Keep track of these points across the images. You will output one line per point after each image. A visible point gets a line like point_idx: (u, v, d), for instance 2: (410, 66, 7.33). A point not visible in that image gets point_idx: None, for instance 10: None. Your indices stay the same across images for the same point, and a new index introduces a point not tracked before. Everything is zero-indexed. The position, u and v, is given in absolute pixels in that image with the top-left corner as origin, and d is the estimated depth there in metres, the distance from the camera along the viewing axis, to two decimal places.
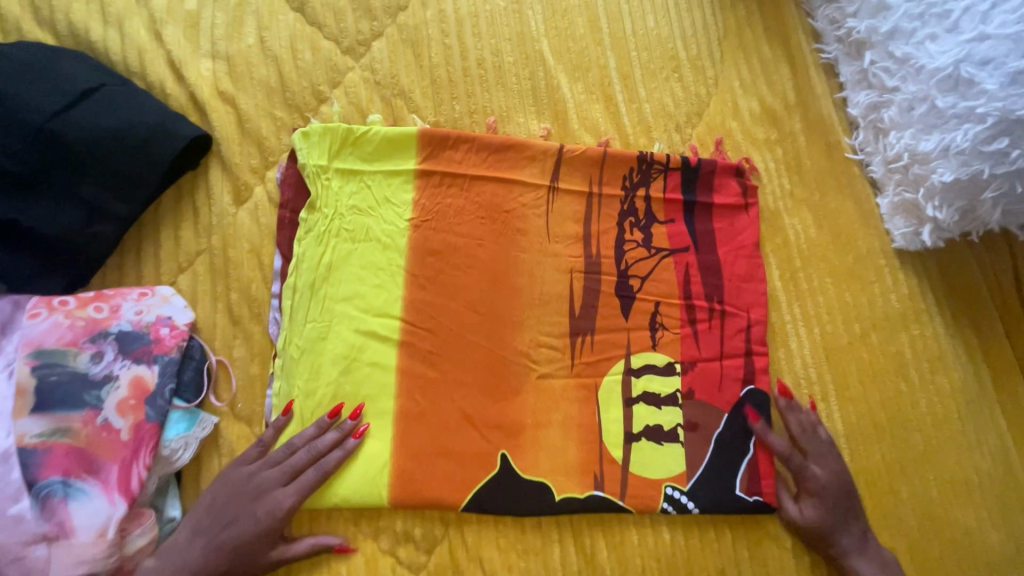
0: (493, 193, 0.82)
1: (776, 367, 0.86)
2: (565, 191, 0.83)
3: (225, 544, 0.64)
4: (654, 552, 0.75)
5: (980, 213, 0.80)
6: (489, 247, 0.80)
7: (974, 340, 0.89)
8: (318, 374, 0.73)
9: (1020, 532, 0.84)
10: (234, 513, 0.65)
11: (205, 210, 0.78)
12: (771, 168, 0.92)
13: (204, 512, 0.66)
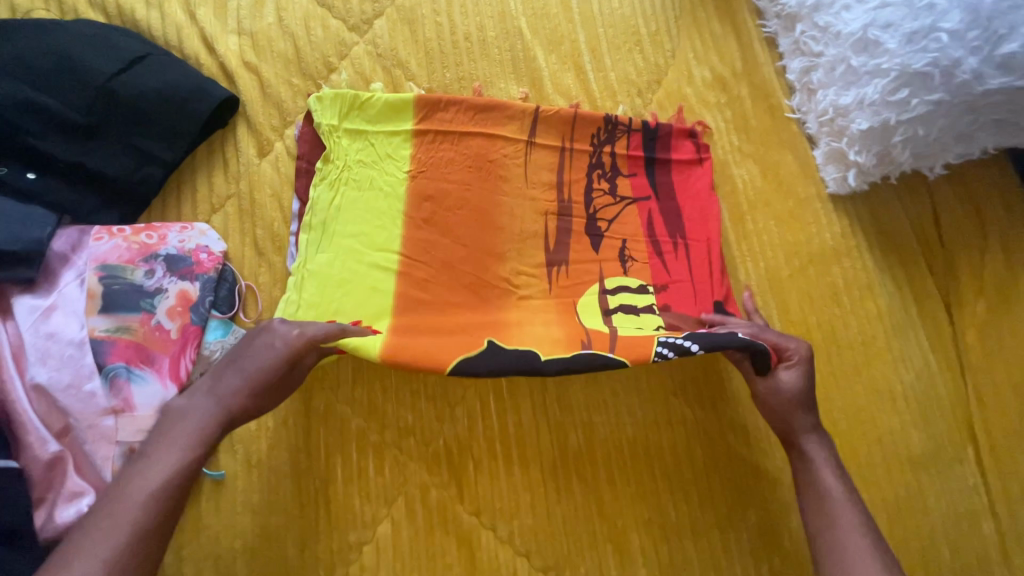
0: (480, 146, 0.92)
1: None
2: (541, 146, 0.94)
3: (242, 378, 0.69)
4: (619, 445, 0.89)
5: (894, 156, 0.94)
6: (475, 189, 0.90)
7: (900, 272, 1.02)
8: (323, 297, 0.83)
9: (937, 433, 0.97)
10: (249, 359, 0.70)
11: (234, 161, 0.93)
12: (721, 126, 1.06)
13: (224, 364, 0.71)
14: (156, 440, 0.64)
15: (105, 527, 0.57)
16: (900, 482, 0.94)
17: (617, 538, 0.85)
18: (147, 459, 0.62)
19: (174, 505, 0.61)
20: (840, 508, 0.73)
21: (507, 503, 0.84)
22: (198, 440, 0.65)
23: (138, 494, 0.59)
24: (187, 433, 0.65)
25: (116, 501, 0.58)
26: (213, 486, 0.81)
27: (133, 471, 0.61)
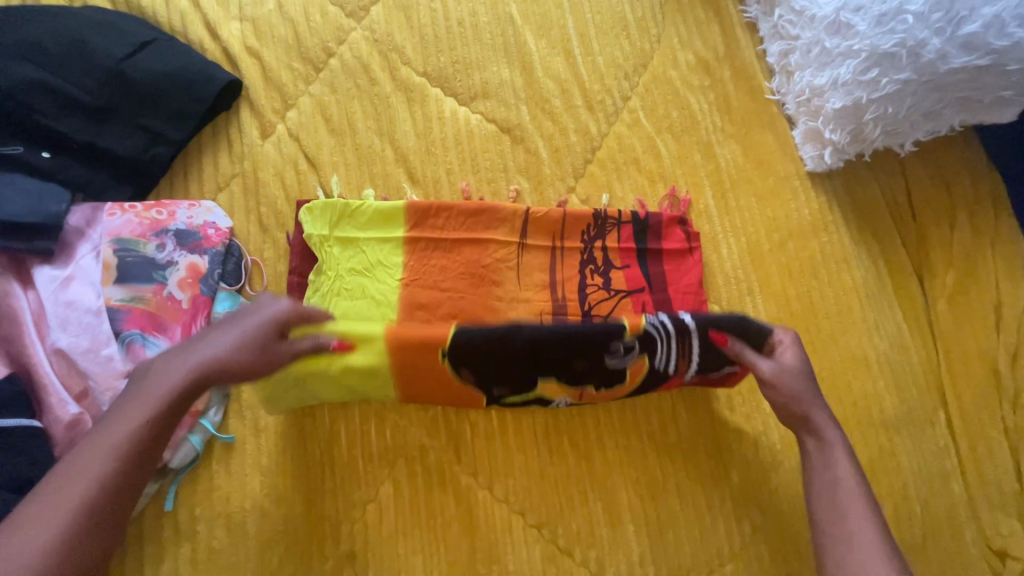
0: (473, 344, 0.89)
1: (709, 268, 1.05)
2: (532, 246, 0.95)
3: (228, 344, 0.67)
4: (607, 409, 0.94)
5: (867, 133, 0.99)
6: (470, 298, 0.90)
7: (874, 246, 1.07)
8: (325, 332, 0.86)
9: (909, 397, 1.02)
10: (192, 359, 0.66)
11: (238, 142, 0.97)
12: (705, 108, 1.11)
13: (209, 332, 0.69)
14: (90, 439, 0.59)
15: (33, 545, 0.54)
16: (874, 444, 1.00)
17: (606, 496, 0.90)
18: (76, 469, 0.58)
19: (108, 515, 0.58)
20: (851, 508, 0.70)
21: (502, 464, 0.89)
22: (135, 445, 0.60)
23: (64, 511, 0.56)
24: (121, 437, 0.60)
25: (45, 511, 0.56)
26: (224, 449, 0.85)
27: (62, 481, 0.57)
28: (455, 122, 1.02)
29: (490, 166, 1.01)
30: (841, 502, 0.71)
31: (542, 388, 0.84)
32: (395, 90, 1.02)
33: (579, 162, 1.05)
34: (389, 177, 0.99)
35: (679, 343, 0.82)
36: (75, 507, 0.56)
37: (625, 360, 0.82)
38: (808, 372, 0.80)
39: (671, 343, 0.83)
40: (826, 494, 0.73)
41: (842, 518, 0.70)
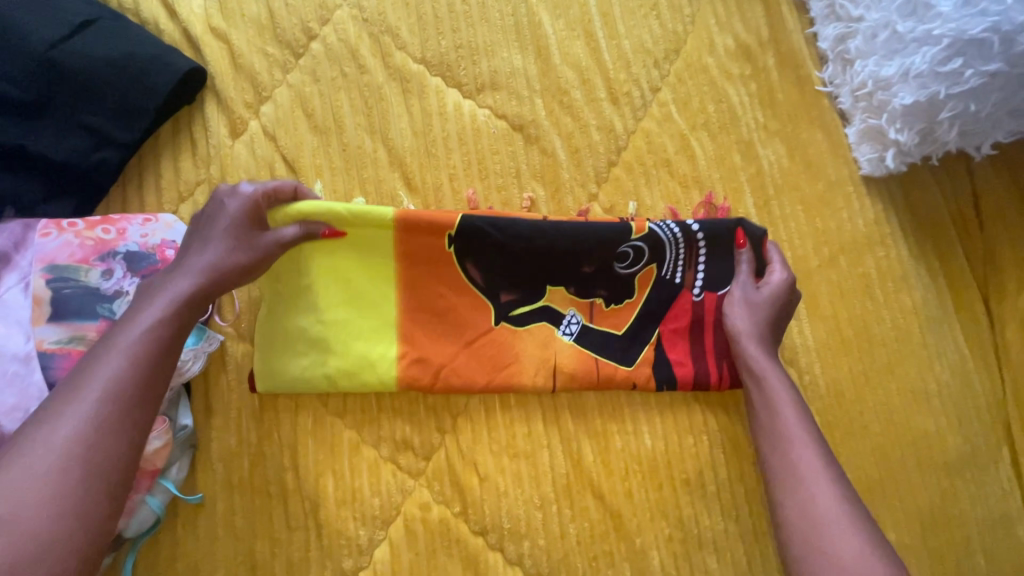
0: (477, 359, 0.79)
1: None
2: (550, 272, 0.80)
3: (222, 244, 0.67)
4: (637, 455, 0.82)
5: (938, 134, 0.86)
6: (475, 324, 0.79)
7: (935, 262, 0.94)
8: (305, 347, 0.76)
9: (974, 435, 0.90)
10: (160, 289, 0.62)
11: (203, 142, 0.82)
12: (745, 101, 0.96)
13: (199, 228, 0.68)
14: (73, 383, 0.54)
15: (35, 498, 0.47)
16: (934, 489, 0.88)
17: (635, 556, 0.79)
18: (58, 415, 0.52)
19: (103, 455, 0.52)
20: (812, 493, 0.66)
21: (517, 522, 0.77)
22: (131, 375, 0.56)
23: (71, 448, 0.51)
24: (114, 373, 0.55)
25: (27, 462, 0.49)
26: (190, 511, 0.72)
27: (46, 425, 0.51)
28: (458, 118, 0.87)
29: (500, 170, 0.87)
30: (807, 487, 0.66)
31: (550, 296, 0.81)
32: (388, 80, 0.87)
33: (603, 164, 0.91)
34: (382, 184, 0.84)
35: (687, 247, 0.81)
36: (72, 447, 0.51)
37: (636, 265, 0.81)
38: (782, 297, 0.79)
39: (682, 257, 0.81)
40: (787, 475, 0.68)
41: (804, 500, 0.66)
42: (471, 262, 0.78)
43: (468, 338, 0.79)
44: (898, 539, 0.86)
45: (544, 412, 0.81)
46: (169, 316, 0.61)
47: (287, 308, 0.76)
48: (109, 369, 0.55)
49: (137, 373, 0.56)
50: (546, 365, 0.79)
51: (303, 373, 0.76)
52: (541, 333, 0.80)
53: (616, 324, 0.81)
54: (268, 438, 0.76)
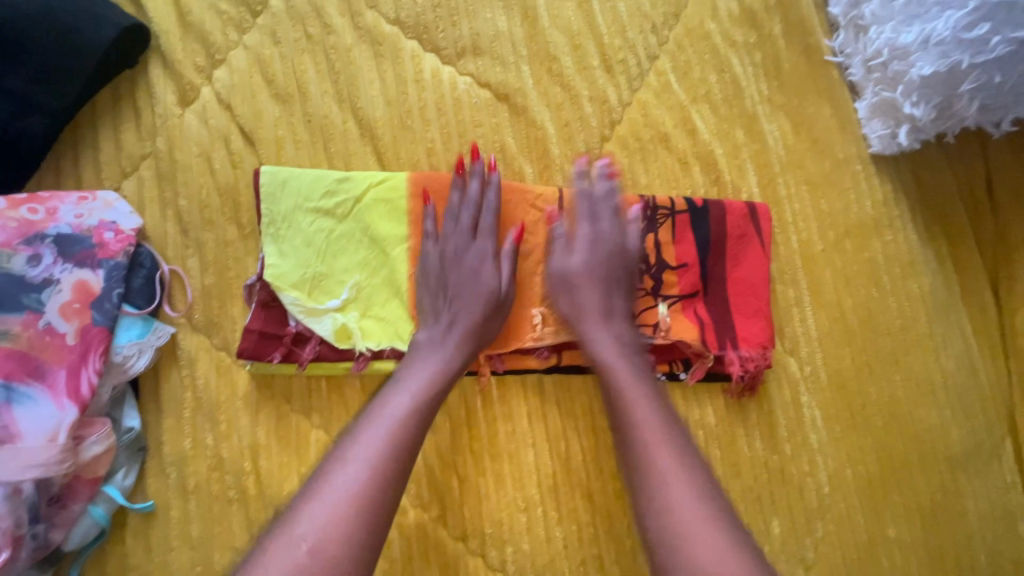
0: (518, 282, 0.75)
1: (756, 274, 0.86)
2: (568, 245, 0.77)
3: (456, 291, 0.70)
4: None
5: (957, 109, 0.79)
6: None
7: (945, 247, 0.89)
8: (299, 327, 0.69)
9: (979, 427, 0.86)
10: (472, 297, 0.69)
11: (148, 111, 0.73)
12: (749, 72, 0.89)
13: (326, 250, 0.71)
14: (389, 393, 0.60)
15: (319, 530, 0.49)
16: (936, 483, 0.84)
17: (625, 559, 0.74)
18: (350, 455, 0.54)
19: (372, 511, 0.51)
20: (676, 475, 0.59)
21: (498, 526, 0.72)
22: (416, 412, 0.59)
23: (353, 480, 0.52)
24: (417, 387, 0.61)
25: (314, 512, 0.50)
26: (140, 521, 0.66)
27: (336, 463, 0.53)
28: (437, 86, 0.79)
29: (483, 146, 0.79)
30: (658, 463, 0.59)
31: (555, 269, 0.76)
32: (357, 42, 0.78)
33: (595, 140, 0.84)
34: (351, 159, 0.77)
35: (692, 224, 0.80)
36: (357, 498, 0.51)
37: (644, 238, 0.79)
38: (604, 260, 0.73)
39: (679, 232, 0.80)
40: (627, 426, 0.63)
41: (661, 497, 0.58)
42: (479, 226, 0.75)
43: None
44: (899, 538, 0.82)
45: (530, 409, 0.75)
46: (481, 318, 0.69)
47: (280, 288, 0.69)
48: (423, 378, 0.62)
49: (440, 382, 0.63)
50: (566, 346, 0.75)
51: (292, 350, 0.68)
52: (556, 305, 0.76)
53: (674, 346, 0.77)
54: (226, 439, 0.69)
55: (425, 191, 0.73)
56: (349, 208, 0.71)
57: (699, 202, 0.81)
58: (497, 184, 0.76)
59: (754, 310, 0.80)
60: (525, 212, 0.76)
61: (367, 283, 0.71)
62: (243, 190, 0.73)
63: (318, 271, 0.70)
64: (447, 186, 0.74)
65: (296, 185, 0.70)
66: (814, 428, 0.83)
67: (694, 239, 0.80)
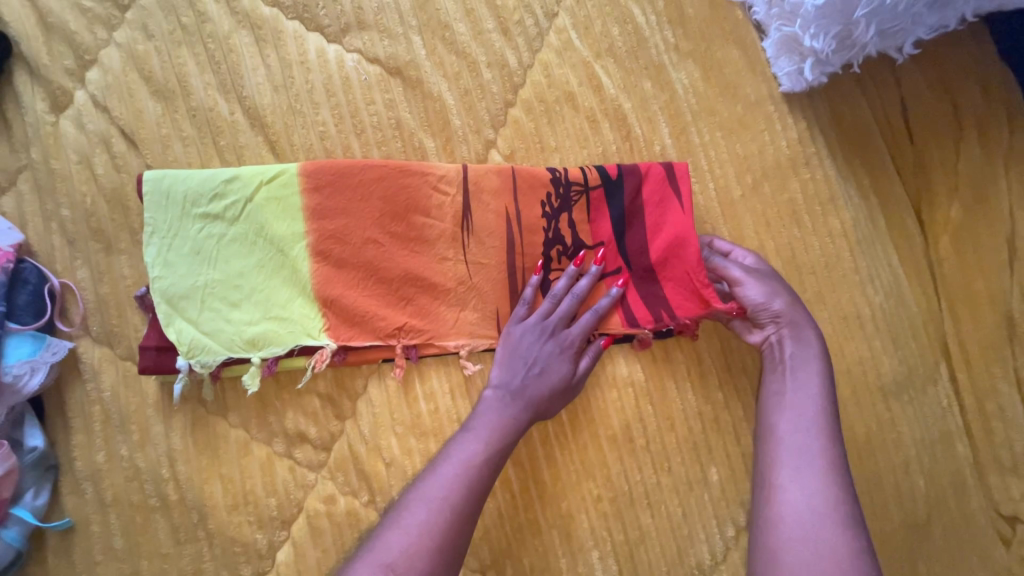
0: (428, 269, 0.74)
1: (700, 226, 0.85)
2: (477, 222, 0.76)
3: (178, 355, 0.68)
4: (558, 418, 0.76)
5: (856, 37, 0.78)
6: (399, 267, 0.73)
7: (866, 180, 0.88)
8: (212, 334, 0.68)
9: (910, 356, 0.86)
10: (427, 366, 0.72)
11: (18, 121, 0.70)
12: (652, 21, 0.87)
13: (232, 294, 0.70)
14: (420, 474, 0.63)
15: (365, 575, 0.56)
16: (871, 415, 0.85)
17: (562, 523, 0.74)
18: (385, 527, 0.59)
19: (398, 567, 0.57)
20: (785, 446, 0.67)
21: None
22: (487, 457, 0.65)
23: (424, 515, 0.59)
24: (487, 434, 0.67)
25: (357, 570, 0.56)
26: (60, 538, 0.65)
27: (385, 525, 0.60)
28: (324, 67, 0.76)
29: (378, 123, 0.77)
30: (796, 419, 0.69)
31: (465, 248, 0.75)
32: (236, 28, 0.75)
33: (498, 106, 0.82)
34: (243, 151, 0.74)
35: (607, 198, 0.79)
36: (426, 532, 0.58)
37: (559, 216, 0.77)
38: (772, 279, 0.77)
39: (593, 204, 0.78)
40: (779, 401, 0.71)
41: (789, 447, 0.67)
42: (381, 207, 0.73)
43: (399, 277, 0.73)
44: None
45: (454, 385, 0.75)
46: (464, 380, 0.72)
47: (189, 301, 0.69)
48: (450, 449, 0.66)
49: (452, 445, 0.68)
50: (489, 322, 0.75)
51: (207, 353, 0.68)
52: (472, 286, 0.75)
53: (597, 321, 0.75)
54: (140, 449, 0.68)
55: (321, 180, 0.72)
56: (239, 210, 0.71)
57: (613, 172, 0.79)
58: (394, 169, 0.74)
59: (682, 279, 0.77)
60: (426, 194, 0.75)
61: (270, 283, 0.71)
62: (131, 193, 0.71)
63: (211, 278, 0.70)
64: (342, 174, 0.73)
65: (181, 192, 0.70)
66: (747, 373, 0.82)
67: (610, 216, 0.78)
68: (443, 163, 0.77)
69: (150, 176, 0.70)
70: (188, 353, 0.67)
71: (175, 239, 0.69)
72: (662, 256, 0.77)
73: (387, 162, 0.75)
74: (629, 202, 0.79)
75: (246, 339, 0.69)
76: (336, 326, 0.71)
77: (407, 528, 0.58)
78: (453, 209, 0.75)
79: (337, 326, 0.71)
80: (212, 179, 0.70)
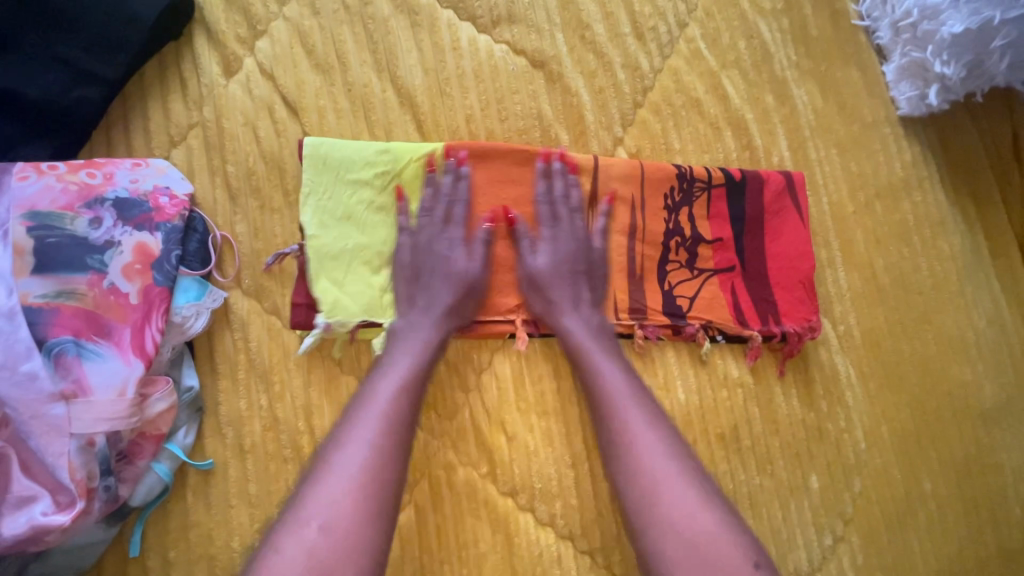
0: None
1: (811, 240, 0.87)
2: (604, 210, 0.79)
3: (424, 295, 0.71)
4: (670, 411, 0.78)
5: (987, 66, 0.81)
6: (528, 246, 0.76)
7: (976, 209, 0.90)
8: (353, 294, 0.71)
9: (1012, 384, 0.87)
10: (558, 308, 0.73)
11: (194, 81, 0.74)
12: (777, 37, 0.90)
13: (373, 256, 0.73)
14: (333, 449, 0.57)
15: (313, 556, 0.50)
16: (971, 438, 0.85)
17: None
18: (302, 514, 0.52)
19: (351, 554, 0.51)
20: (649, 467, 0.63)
21: (546, 481, 0.73)
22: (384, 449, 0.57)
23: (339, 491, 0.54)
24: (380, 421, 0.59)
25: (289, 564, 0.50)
26: (200, 479, 0.68)
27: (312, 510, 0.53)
28: (474, 54, 0.80)
29: (520, 112, 0.80)
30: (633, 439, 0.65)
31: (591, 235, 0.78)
32: (395, 13, 0.80)
33: (629, 106, 0.85)
34: (393, 128, 0.78)
35: (726, 198, 0.82)
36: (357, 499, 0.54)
37: (679, 212, 0.81)
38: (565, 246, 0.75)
39: (711, 201, 0.82)
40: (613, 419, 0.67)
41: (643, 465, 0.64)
42: (516, 186, 0.77)
43: (525, 256, 0.76)
44: (935, 492, 0.84)
45: (574, 368, 0.77)
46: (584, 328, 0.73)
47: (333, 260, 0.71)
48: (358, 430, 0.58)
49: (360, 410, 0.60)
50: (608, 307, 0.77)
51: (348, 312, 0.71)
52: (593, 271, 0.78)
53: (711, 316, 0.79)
54: (280, 400, 0.70)
55: (466, 156, 0.76)
56: (388, 180, 0.74)
57: (737, 174, 0.82)
58: (532, 153, 0.77)
59: (792, 284, 0.82)
60: (559, 180, 0.78)
61: None
62: (289, 158, 0.75)
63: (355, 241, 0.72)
64: (486, 153, 0.76)
65: (336, 156, 0.73)
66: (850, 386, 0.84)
67: (728, 215, 0.82)
68: (575, 153, 0.80)
69: (308, 141, 0.74)
70: (332, 309, 0.70)
71: (325, 200, 0.73)
72: (773, 262, 0.82)
73: (524, 146, 0.78)
74: (747, 206, 0.82)
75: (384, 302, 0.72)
76: (464, 296, 0.74)
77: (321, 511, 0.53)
78: (583, 196, 0.78)
79: (464, 296, 0.74)
80: (363, 147, 0.74)
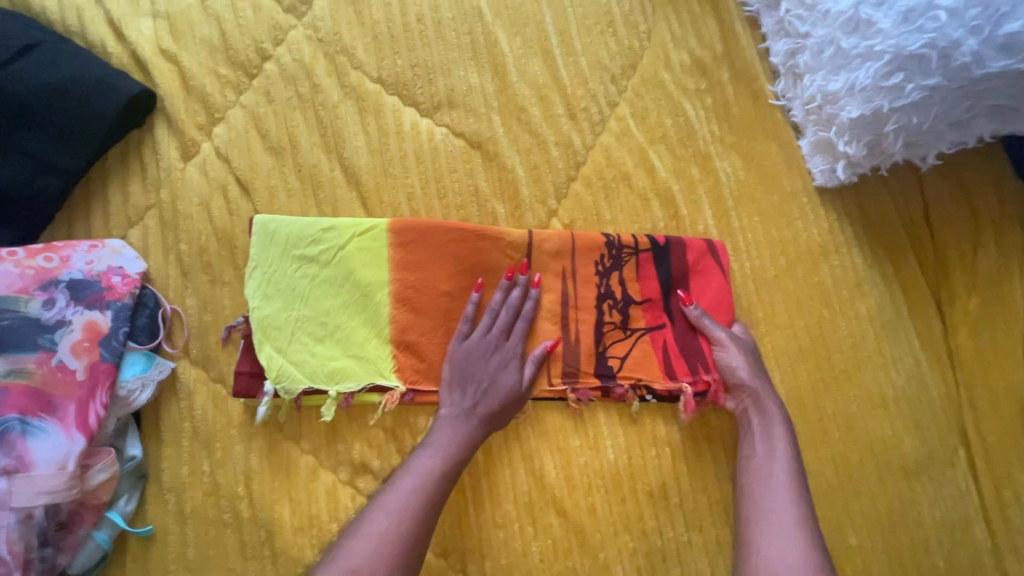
0: None
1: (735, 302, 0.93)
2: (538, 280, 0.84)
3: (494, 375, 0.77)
4: (599, 470, 0.82)
5: (885, 146, 0.89)
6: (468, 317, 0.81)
7: (891, 271, 0.96)
8: (297, 362, 0.76)
9: (931, 439, 0.92)
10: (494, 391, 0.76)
11: (153, 165, 0.81)
12: (701, 115, 0.98)
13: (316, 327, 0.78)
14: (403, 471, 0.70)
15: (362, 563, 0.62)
16: (893, 492, 0.89)
17: (597, 571, 0.79)
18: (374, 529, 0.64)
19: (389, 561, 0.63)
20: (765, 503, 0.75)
21: (478, 540, 0.78)
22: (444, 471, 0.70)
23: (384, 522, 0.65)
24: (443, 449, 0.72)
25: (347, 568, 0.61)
26: (140, 544, 0.71)
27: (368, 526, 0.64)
28: (416, 136, 0.87)
29: (458, 189, 0.87)
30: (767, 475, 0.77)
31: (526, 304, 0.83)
32: (343, 99, 0.87)
33: (562, 180, 0.92)
34: (339, 204, 0.84)
35: (655, 263, 0.87)
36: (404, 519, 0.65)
37: (611, 277, 0.86)
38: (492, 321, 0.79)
39: (641, 265, 0.87)
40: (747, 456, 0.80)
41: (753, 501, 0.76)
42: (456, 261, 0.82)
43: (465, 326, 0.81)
44: (860, 545, 0.87)
45: (506, 430, 0.81)
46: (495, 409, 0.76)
47: (279, 331, 0.76)
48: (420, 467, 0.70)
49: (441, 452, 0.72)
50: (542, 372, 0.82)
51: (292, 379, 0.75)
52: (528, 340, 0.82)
53: (641, 375, 0.84)
54: (221, 466, 0.74)
55: (409, 234, 0.81)
56: (332, 255, 0.79)
57: (663, 240, 0.88)
58: (469, 228, 0.83)
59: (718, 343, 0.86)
60: (496, 253, 0.83)
61: (351, 321, 0.79)
62: (239, 234, 0.80)
63: (300, 313, 0.77)
64: (427, 230, 0.81)
65: (284, 233, 0.79)
66: None
67: (657, 278, 0.87)
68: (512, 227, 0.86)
69: (259, 219, 0.79)
70: (275, 376, 0.75)
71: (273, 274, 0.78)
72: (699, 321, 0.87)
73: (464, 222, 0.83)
74: (676, 271, 0.88)
75: (325, 371, 0.76)
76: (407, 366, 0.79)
77: (368, 534, 0.64)
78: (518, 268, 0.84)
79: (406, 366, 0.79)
80: (310, 225, 0.80)
